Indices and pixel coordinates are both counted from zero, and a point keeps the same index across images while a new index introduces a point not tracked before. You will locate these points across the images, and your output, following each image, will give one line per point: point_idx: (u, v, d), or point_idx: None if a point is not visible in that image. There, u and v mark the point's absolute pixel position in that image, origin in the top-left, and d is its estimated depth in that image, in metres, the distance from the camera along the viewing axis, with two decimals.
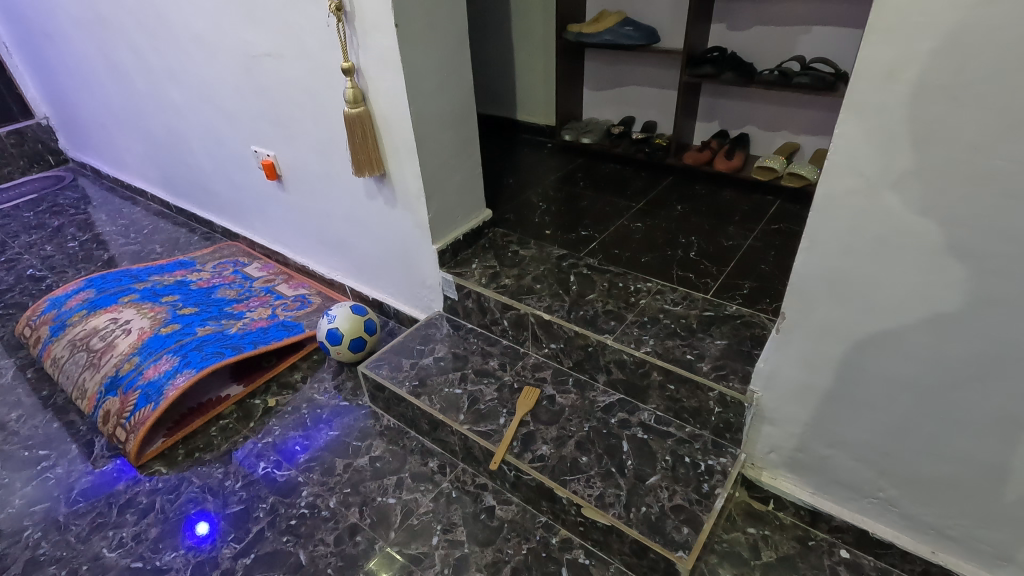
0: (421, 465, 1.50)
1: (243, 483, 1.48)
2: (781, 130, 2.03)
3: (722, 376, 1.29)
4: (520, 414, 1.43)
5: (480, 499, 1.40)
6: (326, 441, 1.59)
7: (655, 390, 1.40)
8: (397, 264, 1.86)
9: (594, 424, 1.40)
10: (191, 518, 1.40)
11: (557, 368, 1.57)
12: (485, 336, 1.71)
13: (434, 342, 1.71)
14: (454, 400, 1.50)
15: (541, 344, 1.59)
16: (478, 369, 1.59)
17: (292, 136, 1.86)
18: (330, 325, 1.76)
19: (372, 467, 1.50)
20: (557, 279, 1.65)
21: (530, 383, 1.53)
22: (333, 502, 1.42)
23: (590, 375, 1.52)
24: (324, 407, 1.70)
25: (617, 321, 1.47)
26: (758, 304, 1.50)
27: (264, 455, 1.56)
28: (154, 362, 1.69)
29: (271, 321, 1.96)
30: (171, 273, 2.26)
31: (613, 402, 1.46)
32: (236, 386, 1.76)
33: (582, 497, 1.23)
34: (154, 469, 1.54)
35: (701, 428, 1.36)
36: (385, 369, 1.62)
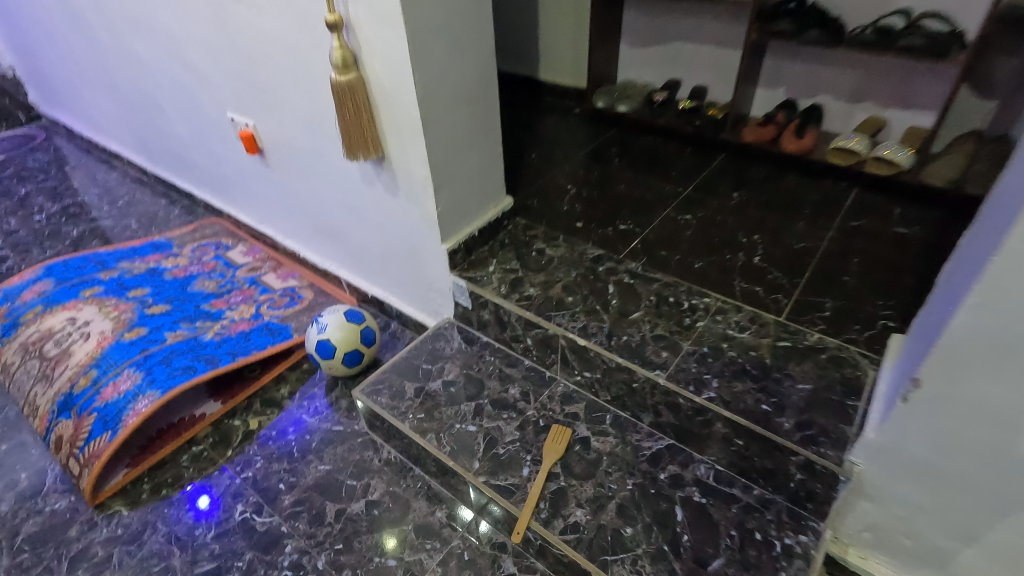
0: (427, 515, 1.26)
1: (216, 533, 1.25)
2: (865, 101, 1.67)
3: (810, 439, 1.01)
4: (548, 465, 1.17)
5: (499, 565, 1.17)
6: (316, 480, 1.35)
7: (716, 440, 1.12)
8: (399, 260, 1.57)
9: (639, 481, 1.14)
10: (196, 506, 1.30)
11: (591, 400, 1.30)
12: (503, 354, 1.44)
13: (443, 360, 1.43)
14: (467, 441, 1.24)
15: (573, 370, 1.31)
16: (495, 399, 1.33)
17: (273, 105, 1.53)
18: (321, 335, 1.49)
19: (369, 516, 1.27)
20: (594, 291, 1.35)
21: (559, 421, 1.27)
22: (321, 563, 1.19)
23: (633, 413, 1.25)
24: (314, 433, 1.46)
25: (670, 352, 1.19)
26: (847, 333, 1.19)
27: (242, 494, 1.32)
28: (113, 379, 1.43)
29: (255, 322, 1.69)
30: (144, 259, 1.98)
31: (661, 451, 1.19)
32: (212, 404, 1.51)
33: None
34: (115, 508, 1.31)
35: (773, 491, 1.10)
36: (384, 395, 1.35)
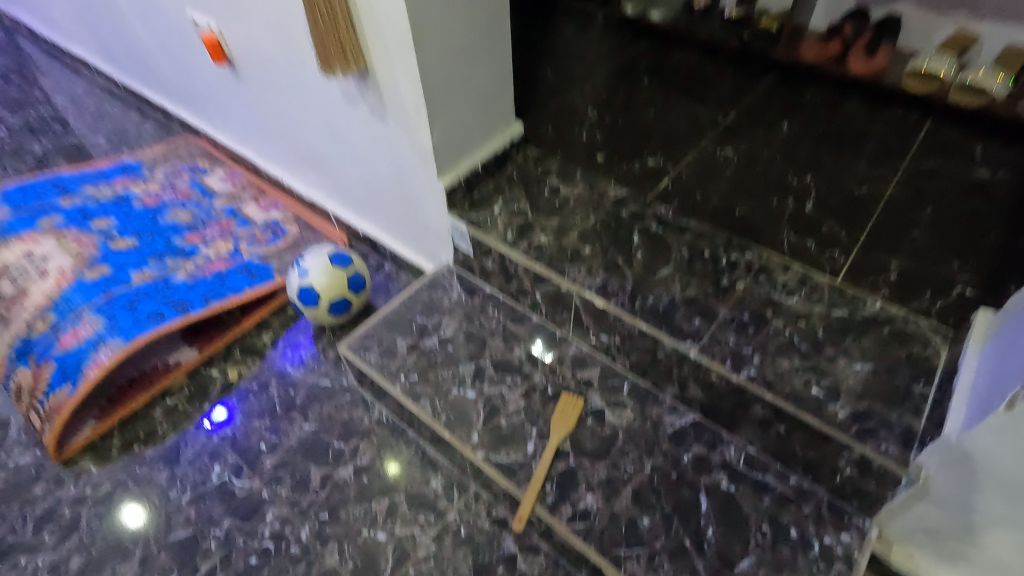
0: (421, 484, 1.15)
1: (192, 497, 1.15)
2: (955, 10, 1.37)
3: (868, 432, 0.86)
4: (556, 441, 1.03)
5: (498, 543, 1.07)
6: (300, 442, 1.23)
7: (752, 422, 0.97)
8: (391, 196, 1.37)
9: (659, 463, 1.00)
10: (212, 418, 1.28)
11: (607, 366, 1.15)
12: (508, 307, 1.27)
13: (440, 314, 1.27)
14: (465, 410, 1.10)
15: (588, 332, 1.15)
16: (497, 361, 1.17)
17: (236, 3, 1.26)
18: (303, 281, 1.32)
19: (358, 484, 1.16)
20: (616, 241, 1.15)
21: (569, 388, 1.12)
22: (304, 534, 1.09)
23: (655, 383, 1.09)
24: (298, 388, 1.33)
25: (704, 320, 1.01)
26: (915, 302, 1.01)
27: (219, 454, 1.21)
28: (73, 324, 1.28)
29: (233, 260, 1.51)
30: (112, 184, 1.77)
31: (685, 429, 1.05)
32: (187, 351, 1.37)
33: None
34: (83, 466, 1.20)
35: (812, 480, 0.96)
36: (372, 353, 1.20)
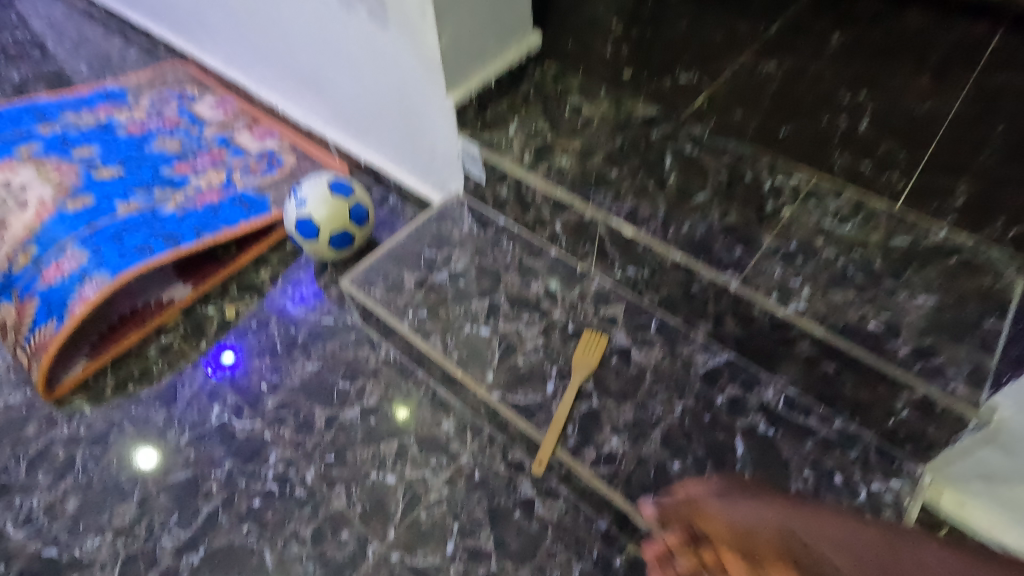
0: (432, 427, 1.08)
1: (190, 438, 1.09)
2: None
3: (932, 370, 0.77)
4: (578, 381, 0.95)
5: (515, 487, 1.01)
6: (302, 382, 1.16)
7: (796, 360, 0.89)
8: (395, 117, 1.24)
9: (690, 404, 0.93)
10: (216, 359, 1.20)
11: (634, 302, 1.05)
12: (524, 240, 1.16)
13: (450, 247, 1.16)
14: (479, 348, 1.01)
15: (613, 264, 1.05)
16: (513, 297, 1.08)
17: None
18: (301, 211, 1.21)
19: (365, 425, 1.09)
20: (646, 163, 1.03)
21: (591, 325, 1.03)
22: (310, 477, 1.04)
23: (686, 319, 1.00)
24: (300, 327, 1.25)
25: (746, 248, 0.90)
26: (989, 229, 0.89)
27: (218, 394, 1.15)
28: (56, 257, 1.19)
29: (226, 192, 1.40)
30: (94, 110, 1.64)
31: (719, 368, 0.96)
32: (181, 288, 1.28)
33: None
34: (76, 407, 1.14)
35: (859, 424, 0.88)
36: (377, 289, 1.11)
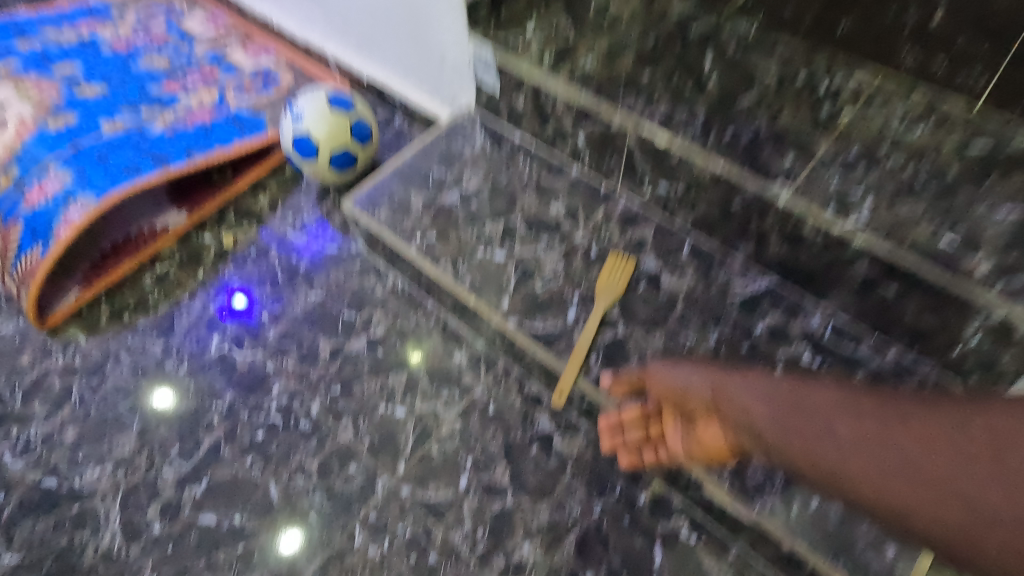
0: (443, 358, 1.01)
1: (190, 369, 1.03)
2: None
3: (1015, 291, 0.67)
4: (602, 308, 0.87)
5: (531, 421, 0.94)
6: (305, 312, 1.09)
7: (851, 283, 0.79)
8: (401, 21, 1.12)
9: (727, 333, 0.84)
10: (214, 288, 1.13)
11: (664, 224, 0.95)
12: (542, 157, 1.05)
13: (461, 166, 1.06)
14: (493, 273, 0.93)
15: (642, 181, 0.94)
16: (530, 218, 0.98)
17: None
18: (298, 128, 1.10)
19: (372, 356, 1.03)
20: (681, 59, 0.83)
21: (617, 248, 0.93)
22: (315, 409, 0.98)
23: (724, 241, 0.90)
24: (301, 255, 1.17)
25: (800, 156, 0.77)
26: None
27: (218, 325, 1.08)
28: (38, 179, 1.10)
29: (218, 110, 1.28)
30: (75, 25, 1.50)
31: (759, 294, 0.87)
32: (175, 215, 1.20)
33: (711, 477, 0.75)
34: (71, 335, 1.08)
35: (917, 353, 0.79)
36: (382, 211, 1.01)
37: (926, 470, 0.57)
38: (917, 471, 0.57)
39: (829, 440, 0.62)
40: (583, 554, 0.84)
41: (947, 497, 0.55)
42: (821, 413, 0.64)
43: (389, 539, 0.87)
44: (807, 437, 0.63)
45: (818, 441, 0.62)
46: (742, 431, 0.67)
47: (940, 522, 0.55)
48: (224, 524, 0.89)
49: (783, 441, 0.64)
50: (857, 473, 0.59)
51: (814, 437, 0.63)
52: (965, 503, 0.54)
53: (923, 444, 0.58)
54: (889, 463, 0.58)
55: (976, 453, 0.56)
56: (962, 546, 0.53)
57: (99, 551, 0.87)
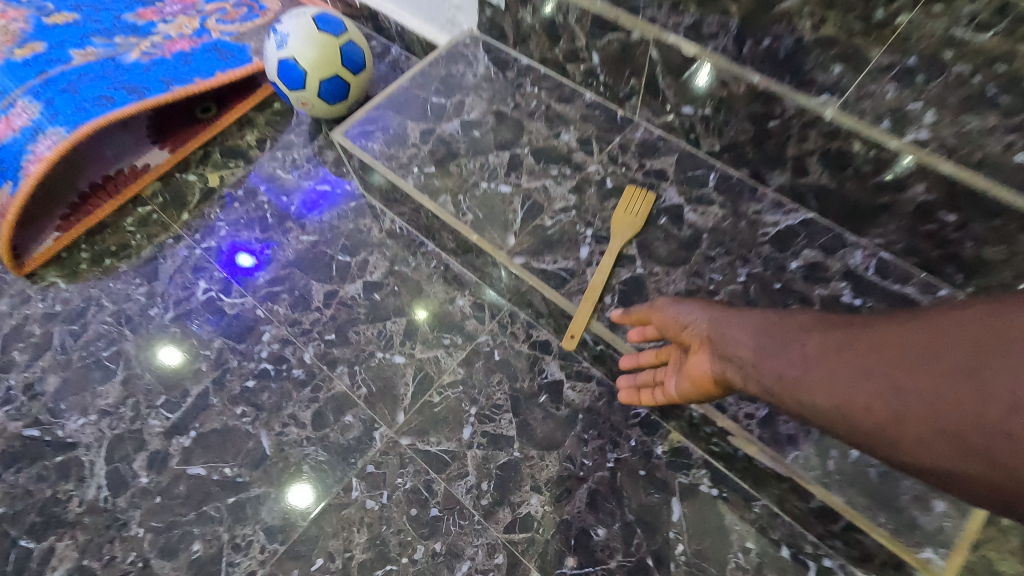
0: (444, 304, 0.94)
1: (175, 315, 0.97)
2: None
3: None
4: (619, 245, 0.78)
5: (539, 369, 0.88)
6: (297, 256, 1.01)
7: (901, 213, 0.70)
8: None
9: (757, 271, 0.76)
10: (201, 232, 1.05)
11: (687, 154, 0.86)
12: (551, 83, 0.95)
13: (462, 92, 0.96)
14: (498, 208, 0.84)
15: (663, 105, 0.84)
16: (539, 149, 0.89)
17: None
18: (282, 53, 1.00)
19: (368, 301, 0.96)
20: None
21: (634, 181, 0.84)
22: (308, 357, 0.92)
23: (755, 171, 0.81)
24: (291, 194, 1.08)
25: (849, 66, 0.64)
26: None
27: (205, 269, 1.01)
28: (5, 112, 1.01)
29: (199, 39, 1.18)
30: None
31: (793, 230, 0.78)
32: (157, 153, 1.13)
33: (737, 426, 0.68)
34: (49, 280, 1.02)
35: (972, 293, 0.71)
36: (376, 142, 0.92)
37: (879, 368, 0.46)
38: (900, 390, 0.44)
39: (778, 349, 0.52)
40: (595, 508, 0.79)
41: (902, 399, 0.44)
42: (780, 325, 0.55)
43: (388, 491, 0.81)
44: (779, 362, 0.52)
45: (766, 352, 0.53)
46: (718, 359, 0.57)
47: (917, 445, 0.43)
48: (214, 476, 0.84)
49: (734, 358, 0.55)
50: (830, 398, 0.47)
51: (787, 359, 0.51)
52: (921, 403, 0.43)
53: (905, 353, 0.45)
54: (839, 366, 0.48)
55: (939, 343, 0.44)
56: (924, 458, 0.43)
57: (85, 503, 0.83)
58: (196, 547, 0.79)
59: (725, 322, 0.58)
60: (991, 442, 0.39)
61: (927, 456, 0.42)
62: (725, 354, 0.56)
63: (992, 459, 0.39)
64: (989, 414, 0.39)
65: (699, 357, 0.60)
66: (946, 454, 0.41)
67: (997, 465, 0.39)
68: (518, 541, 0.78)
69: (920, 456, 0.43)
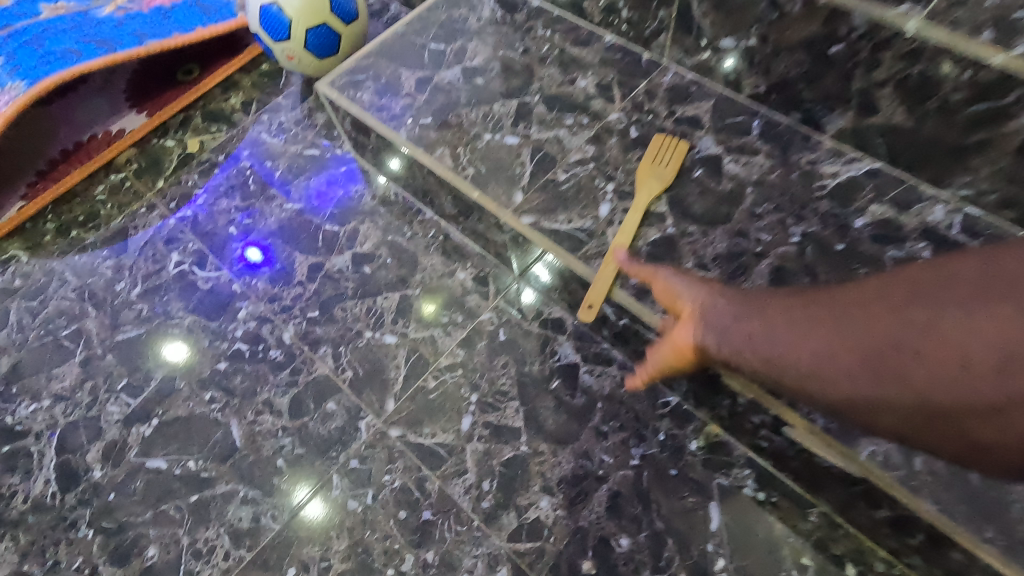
0: (443, 277, 0.82)
1: (144, 291, 0.87)
2: None
3: None
4: (645, 200, 0.66)
5: (551, 350, 0.75)
6: (280, 225, 0.90)
7: (1001, 152, 0.57)
8: None
9: (814, 231, 0.63)
10: (177, 201, 0.95)
11: (726, 99, 0.73)
12: (566, 26, 0.83)
13: (464, 37, 0.84)
14: (503, 161, 0.73)
15: (698, 42, 0.72)
16: (551, 98, 0.77)
17: None
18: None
19: (358, 275, 0.84)
20: None
21: (663, 130, 0.72)
22: (288, 336, 0.81)
23: (809, 115, 0.68)
24: (277, 160, 0.97)
25: None
26: None
27: (179, 241, 0.91)
28: None
29: None
30: None
31: (856, 182, 0.65)
32: (133, 117, 1.02)
33: (797, 415, 0.56)
34: (10, 254, 0.92)
35: None
36: (366, 92, 0.80)
37: (819, 312, 0.45)
38: (859, 337, 0.42)
39: (731, 306, 0.49)
40: (617, 513, 0.66)
41: (845, 344, 0.42)
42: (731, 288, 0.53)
43: (374, 491, 0.70)
44: (749, 323, 0.47)
45: (721, 306, 0.50)
46: (703, 327, 0.50)
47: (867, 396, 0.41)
48: (176, 470, 0.73)
49: (711, 324, 0.49)
50: (793, 354, 0.44)
51: (757, 320, 0.47)
52: (866, 347, 0.41)
53: (866, 305, 0.43)
54: (783, 317, 0.46)
55: (880, 291, 0.43)
56: (860, 397, 0.41)
57: (31, 499, 0.73)
58: (151, 552, 0.69)
59: (691, 280, 0.54)
60: (921, 374, 0.39)
61: (860, 390, 0.41)
62: (701, 321, 0.50)
63: (918, 389, 0.39)
64: (914, 348, 0.39)
65: (683, 328, 0.52)
66: (878, 385, 0.40)
67: (920, 390, 0.39)
68: (525, 551, 0.66)
69: (855, 400, 0.41)
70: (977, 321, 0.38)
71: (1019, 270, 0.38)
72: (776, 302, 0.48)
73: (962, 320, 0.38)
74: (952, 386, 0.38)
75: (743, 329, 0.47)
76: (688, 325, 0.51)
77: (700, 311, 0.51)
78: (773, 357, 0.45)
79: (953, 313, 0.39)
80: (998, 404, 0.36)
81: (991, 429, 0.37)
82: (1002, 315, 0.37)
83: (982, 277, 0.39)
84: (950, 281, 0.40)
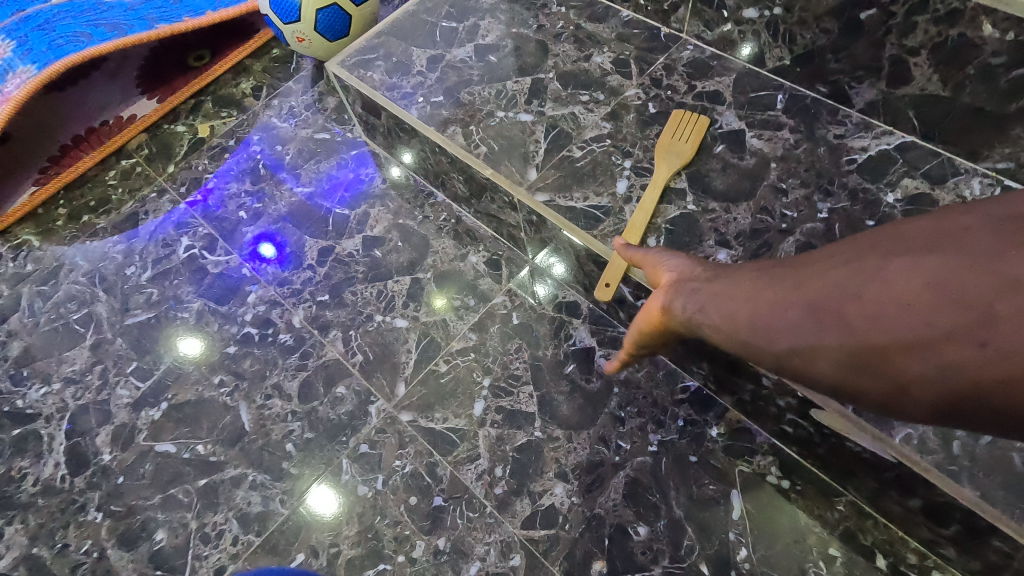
0: (455, 261, 0.80)
1: (155, 275, 0.86)
2: None
3: None
4: (664, 177, 0.64)
5: (566, 334, 0.73)
6: (290, 209, 0.89)
7: None
8: None
9: (843, 206, 0.60)
10: (187, 186, 0.94)
11: (748, 74, 0.70)
12: (582, 2, 0.80)
13: (477, 15, 0.81)
14: (517, 139, 0.71)
15: (719, 13, 0.69)
16: (565, 76, 0.75)
17: None
18: None
19: (369, 258, 0.83)
20: None
21: (682, 106, 0.69)
22: (298, 320, 0.80)
23: (836, 88, 0.65)
24: (287, 144, 0.96)
25: None
26: None
27: (189, 226, 0.90)
28: None
29: None
30: None
31: (887, 157, 0.62)
32: (144, 102, 1.02)
33: (827, 398, 0.53)
34: (23, 239, 0.92)
35: None
36: (377, 71, 0.78)
37: (775, 271, 0.44)
38: (805, 285, 0.41)
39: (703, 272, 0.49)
40: (634, 500, 0.64)
41: (793, 291, 0.41)
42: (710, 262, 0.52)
43: (384, 476, 0.68)
44: (711, 282, 0.47)
45: (695, 276, 0.50)
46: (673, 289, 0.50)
47: (805, 341, 0.40)
48: (184, 454, 0.72)
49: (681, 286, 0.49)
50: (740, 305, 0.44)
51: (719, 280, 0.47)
52: (811, 293, 0.40)
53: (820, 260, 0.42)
54: (743, 274, 0.46)
55: (836, 248, 0.42)
56: (800, 343, 0.40)
57: (41, 482, 0.72)
58: (160, 536, 0.68)
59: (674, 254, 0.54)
60: (857, 317, 0.38)
61: (798, 336, 0.40)
62: (675, 284, 0.50)
63: (854, 330, 0.38)
64: (856, 294, 0.38)
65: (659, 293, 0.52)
66: (819, 331, 0.39)
67: (855, 333, 0.37)
68: (539, 539, 0.64)
69: (795, 347, 0.40)
70: (920, 268, 0.36)
71: (964, 219, 0.36)
72: (740, 269, 0.47)
73: (906, 268, 0.37)
74: (884, 326, 0.36)
75: (704, 289, 0.47)
76: (664, 291, 0.51)
77: (677, 278, 0.50)
78: (725, 311, 0.44)
79: (897, 262, 0.37)
80: (927, 339, 0.35)
81: (915, 365, 0.35)
82: (938, 263, 0.35)
83: (933, 230, 0.37)
84: (901, 236, 0.39)
